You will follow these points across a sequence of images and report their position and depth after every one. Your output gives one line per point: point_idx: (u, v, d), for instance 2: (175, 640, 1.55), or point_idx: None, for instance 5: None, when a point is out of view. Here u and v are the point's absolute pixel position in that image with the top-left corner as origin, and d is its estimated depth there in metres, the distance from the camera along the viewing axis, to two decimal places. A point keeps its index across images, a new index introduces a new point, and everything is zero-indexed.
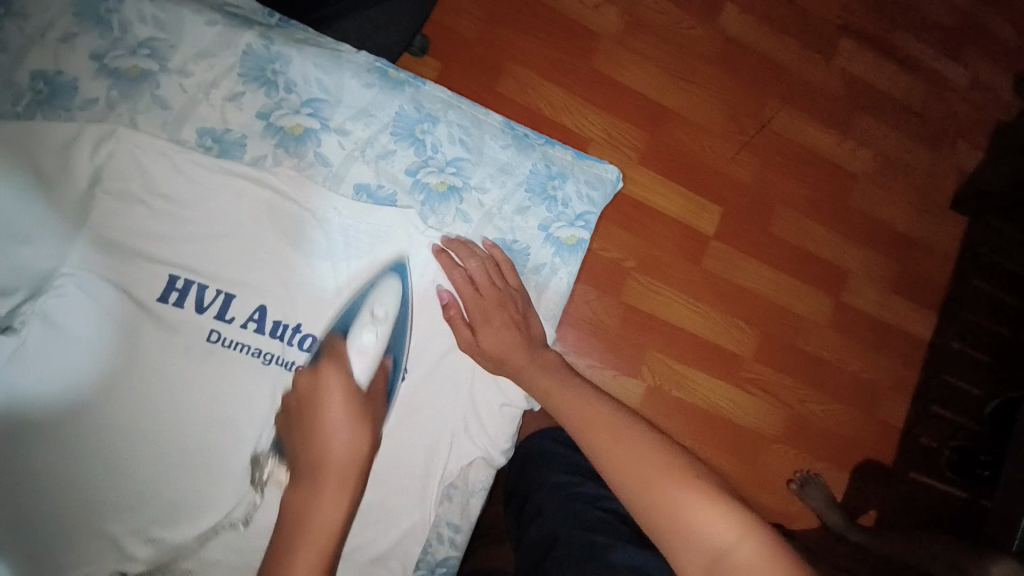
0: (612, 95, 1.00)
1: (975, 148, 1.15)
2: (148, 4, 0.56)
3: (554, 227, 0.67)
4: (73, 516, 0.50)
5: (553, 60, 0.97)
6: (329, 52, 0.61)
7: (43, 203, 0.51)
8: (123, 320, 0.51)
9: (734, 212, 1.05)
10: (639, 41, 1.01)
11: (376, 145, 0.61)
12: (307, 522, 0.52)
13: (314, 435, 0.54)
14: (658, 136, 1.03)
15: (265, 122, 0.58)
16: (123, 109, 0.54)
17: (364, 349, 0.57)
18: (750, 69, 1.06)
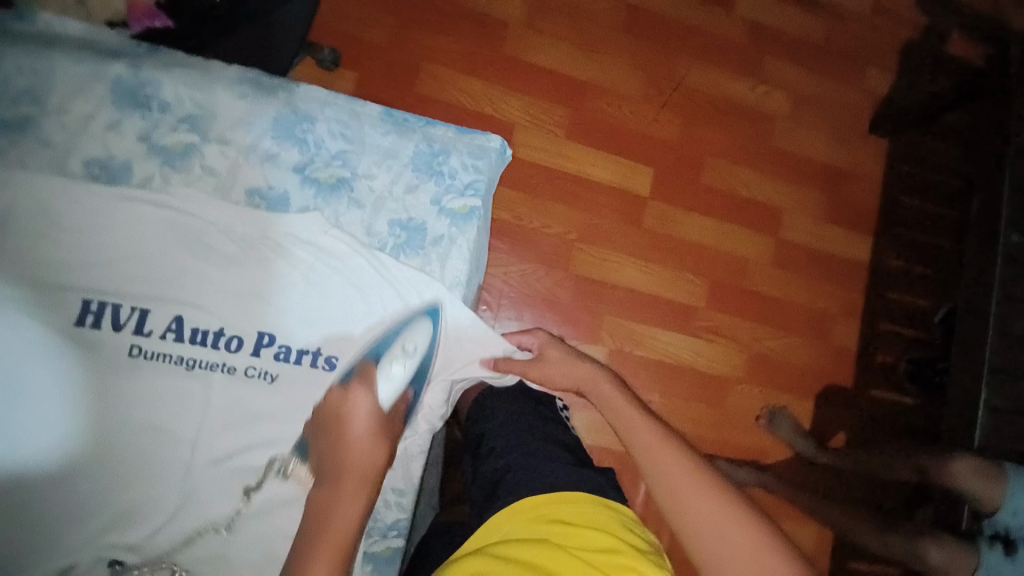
0: (527, 75, 1.23)
1: (883, 73, 1.43)
2: (20, 54, 0.61)
3: (445, 199, 0.72)
4: (48, 520, 0.57)
5: (467, 54, 1.20)
6: (198, 71, 0.66)
7: None
8: (50, 349, 0.57)
9: (663, 169, 1.29)
10: (543, 22, 1.25)
11: (261, 149, 0.67)
12: (330, 518, 0.55)
13: (340, 451, 0.59)
14: (581, 110, 1.26)
15: (149, 145, 0.64)
16: (12, 153, 0.60)
17: (391, 376, 0.63)
18: (656, 30, 1.31)
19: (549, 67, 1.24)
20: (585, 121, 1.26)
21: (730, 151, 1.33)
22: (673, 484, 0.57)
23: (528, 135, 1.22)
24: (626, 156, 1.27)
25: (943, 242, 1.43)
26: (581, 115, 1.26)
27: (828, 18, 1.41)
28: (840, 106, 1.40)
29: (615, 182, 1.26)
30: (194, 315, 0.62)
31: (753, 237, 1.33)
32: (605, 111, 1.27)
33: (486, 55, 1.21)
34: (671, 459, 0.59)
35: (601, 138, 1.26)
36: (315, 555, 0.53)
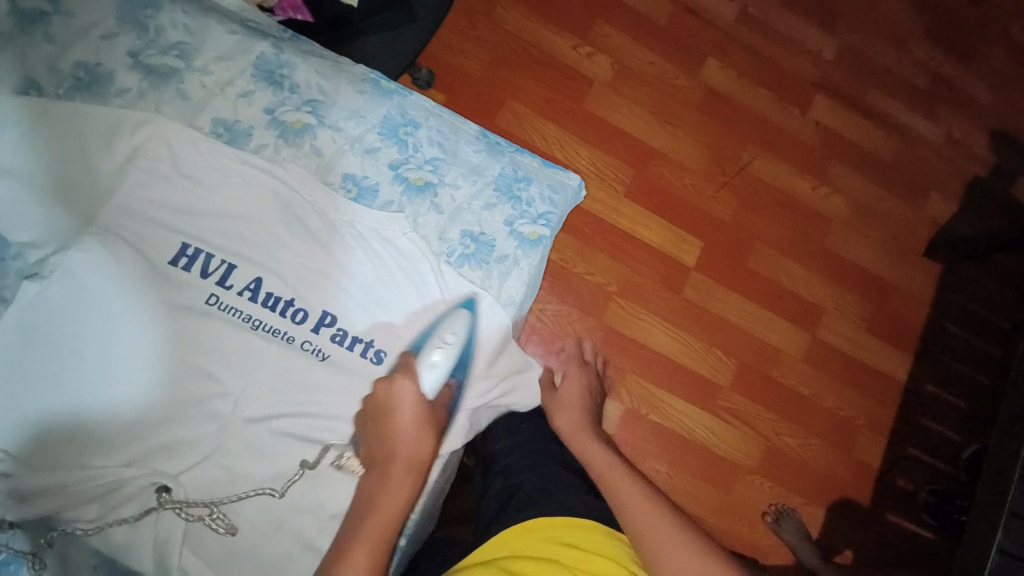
0: (602, 132, 1.29)
1: (945, 200, 1.44)
2: (181, 16, 0.69)
3: (517, 223, 0.76)
4: (87, 438, 0.58)
5: (550, 100, 1.27)
6: (330, 64, 0.73)
7: (88, 170, 0.62)
8: (139, 277, 0.61)
9: (713, 245, 1.32)
10: (627, 87, 1.32)
11: (365, 142, 0.72)
12: (380, 498, 0.58)
13: (392, 442, 0.60)
14: (645, 174, 1.31)
15: (271, 117, 0.69)
16: (151, 97, 0.66)
17: (433, 366, 0.64)
18: (731, 115, 1.37)
19: (624, 128, 1.31)
20: (647, 185, 1.31)
21: (782, 242, 1.35)
22: (650, 536, 0.62)
23: (591, 185, 1.27)
24: (679, 225, 1.31)
25: (983, 377, 1.39)
26: (644, 178, 1.31)
27: (901, 137, 1.45)
28: (898, 221, 1.42)
29: (665, 248, 1.29)
30: (268, 278, 0.65)
31: (790, 329, 1.33)
32: (667, 180, 1.32)
33: (568, 106, 1.28)
34: (648, 511, 0.64)
35: (659, 203, 1.31)
36: (357, 541, 0.56)
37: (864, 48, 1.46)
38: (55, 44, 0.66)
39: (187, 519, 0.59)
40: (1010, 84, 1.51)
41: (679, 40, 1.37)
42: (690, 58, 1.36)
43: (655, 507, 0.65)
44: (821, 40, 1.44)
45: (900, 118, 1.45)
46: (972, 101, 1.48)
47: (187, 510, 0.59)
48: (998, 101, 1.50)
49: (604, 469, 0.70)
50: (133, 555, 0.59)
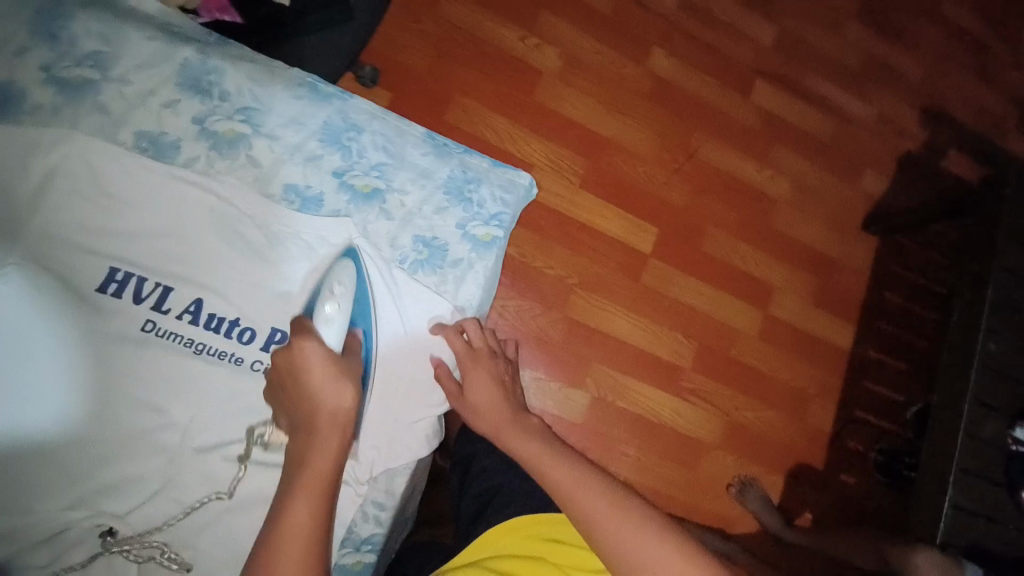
0: (553, 123, 1.29)
1: (881, 175, 1.52)
2: (95, 23, 0.64)
3: (470, 226, 0.75)
4: (23, 485, 0.54)
5: (500, 94, 1.26)
6: (262, 68, 0.69)
7: (0, 195, 0.57)
8: (65, 310, 0.56)
9: (668, 231, 1.35)
10: (576, 78, 1.32)
11: (305, 149, 0.69)
12: (306, 460, 0.51)
13: (307, 400, 0.55)
14: (598, 164, 1.32)
15: (201, 127, 0.65)
16: (67, 113, 0.61)
17: (330, 319, 0.61)
18: (678, 103, 1.39)
19: (575, 118, 1.31)
20: (602, 175, 1.32)
21: (733, 224, 1.39)
22: (594, 519, 0.53)
23: (546, 177, 1.27)
24: (634, 213, 1.33)
25: (921, 340, 1.48)
26: (598, 168, 1.32)
27: (838, 118, 1.51)
28: (839, 199, 1.49)
29: (622, 236, 1.31)
30: (210, 298, 0.62)
31: (745, 309, 1.37)
32: (620, 169, 1.33)
33: (519, 99, 1.27)
34: (585, 489, 0.55)
35: (614, 193, 1.32)
36: (292, 497, 0.49)
37: (801, 32, 1.51)
38: None
39: (135, 561, 0.56)
40: (935, 62, 1.59)
41: (626, 29, 1.37)
42: (637, 47, 1.38)
43: (593, 482, 0.55)
44: (760, 25, 1.48)
45: (836, 99, 1.51)
46: (900, 80, 1.56)
47: (133, 552, 0.56)
48: (924, 79, 1.58)
49: (530, 447, 0.60)
50: None
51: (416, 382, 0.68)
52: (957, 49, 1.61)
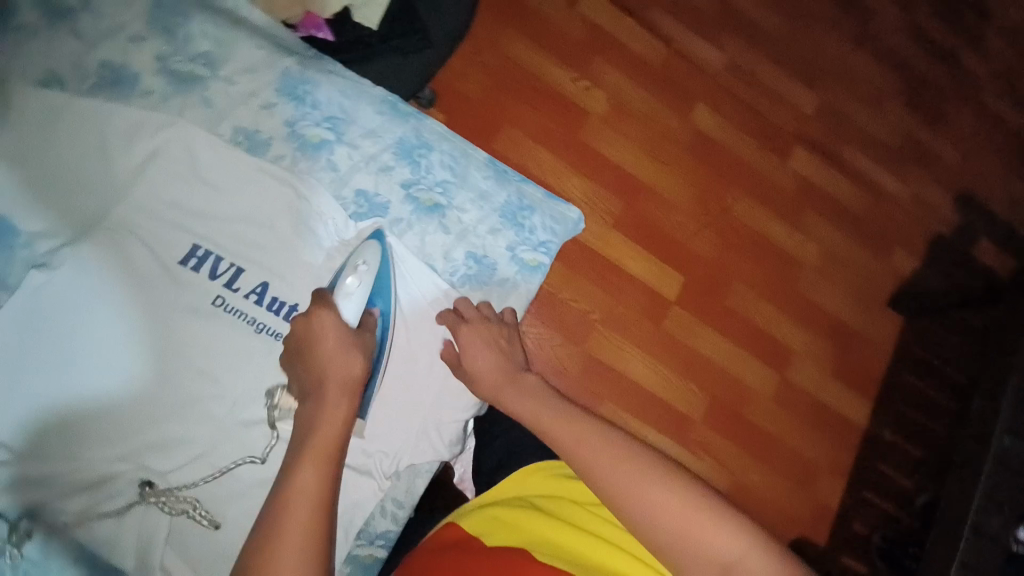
0: (594, 163, 1.35)
1: (909, 256, 1.54)
2: (211, 27, 0.71)
3: (519, 249, 0.79)
4: (79, 431, 0.58)
5: (546, 129, 1.33)
6: (351, 84, 0.75)
7: (104, 165, 0.63)
8: (147, 276, 0.61)
9: (693, 282, 1.38)
10: (620, 122, 1.39)
11: (380, 161, 0.75)
12: (320, 401, 0.55)
13: (321, 361, 0.58)
14: (632, 207, 1.37)
15: (291, 130, 0.71)
16: (174, 102, 0.68)
17: (350, 293, 0.64)
18: (715, 158, 1.44)
19: (615, 160, 1.37)
20: (635, 217, 1.36)
21: (759, 283, 1.42)
22: (593, 466, 0.57)
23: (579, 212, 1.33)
24: (662, 258, 1.36)
25: (937, 427, 1.47)
26: (632, 210, 1.36)
27: (871, 193, 1.54)
28: (866, 274, 1.50)
29: (647, 279, 1.34)
30: (275, 283, 0.66)
31: (761, 368, 1.39)
32: (654, 215, 1.38)
33: (565, 136, 1.34)
34: (585, 441, 0.59)
35: (645, 236, 1.36)
36: (301, 459, 0.51)
37: (842, 107, 1.56)
38: (81, 40, 0.67)
39: (172, 516, 0.59)
40: (973, 152, 1.63)
41: (674, 84, 1.44)
42: (682, 102, 1.44)
43: (592, 434, 0.59)
44: (803, 95, 1.54)
45: (870, 175, 1.55)
46: (937, 164, 1.60)
47: (170, 506, 0.59)
48: (961, 167, 1.61)
49: (527, 407, 0.65)
50: (117, 554, 0.58)
51: (437, 382, 0.72)
52: (996, 143, 1.65)
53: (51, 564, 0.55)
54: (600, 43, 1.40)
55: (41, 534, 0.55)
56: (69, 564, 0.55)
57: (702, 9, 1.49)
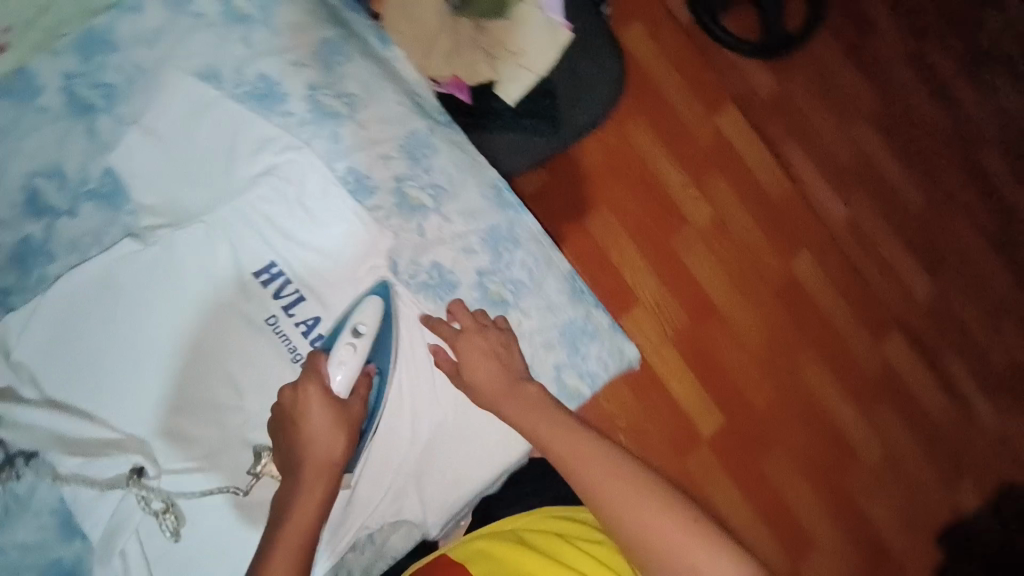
0: (673, 273, 1.32)
1: (979, 493, 1.39)
2: (365, 74, 0.70)
3: (565, 372, 0.74)
4: (108, 397, 0.61)
5: (639, 223, 1.31)
6: (467, 158, 0.72)
7: (225, 170, 0.66)
8: (221, 277, 0.65)
9: (732, 430, 1.30)
10: (715, 242, 1.35)
11: (465, 241, 0.70)
12: (299, 485, 0.58)
13: (308, 446, 0.59)
14: (697, 329, 1.32)
15: (396, 186, 0.69)
16: (308, 129, 0.68)
17: (342, 362, 0.62)
18: (801, 311, 1.37)
19: (697, 276, 1.33)
20: (697, 344, 1.31)
21: (802, 457, 1.33)
22: (596, 489, 0.58)
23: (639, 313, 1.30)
24: (710, 393, 1.30)
25: None
26: (696, 333, 1.32)
27: (957, 405, 1.41)
28: (923, 493, 1.37)
29: (686, 407, 1.29)
30: (325, 319, 0.66)
31: (771, 545, 1.29)
32: (717, 347, 1.32)
33: (656, 238, 1.32)
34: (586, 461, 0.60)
35: (699, 364, 1.31)
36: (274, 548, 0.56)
37: (954, 305, 1.44)
38: (248, 47, 0.67)
39: (146, 512, 0.60)
40: None
41: (783, 223, 1.39)
42: (785, 244, 1.38)
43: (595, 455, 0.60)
44: (921, 281, 1.44)
45: (965, 390, 1.42)
46: None
47: (148, 501, 0.60)
48: None
49: (530, 422, 0.63)
50: (89, 521, 0.60)
51: (420, 443, 0.70)
52: None
53: (34, 503, 0.59)
54: (722, 157, 1.37)
55: (32, 475, 0.59)
56: (49, 509, 0.59)
57: (839, 156, 1.44)
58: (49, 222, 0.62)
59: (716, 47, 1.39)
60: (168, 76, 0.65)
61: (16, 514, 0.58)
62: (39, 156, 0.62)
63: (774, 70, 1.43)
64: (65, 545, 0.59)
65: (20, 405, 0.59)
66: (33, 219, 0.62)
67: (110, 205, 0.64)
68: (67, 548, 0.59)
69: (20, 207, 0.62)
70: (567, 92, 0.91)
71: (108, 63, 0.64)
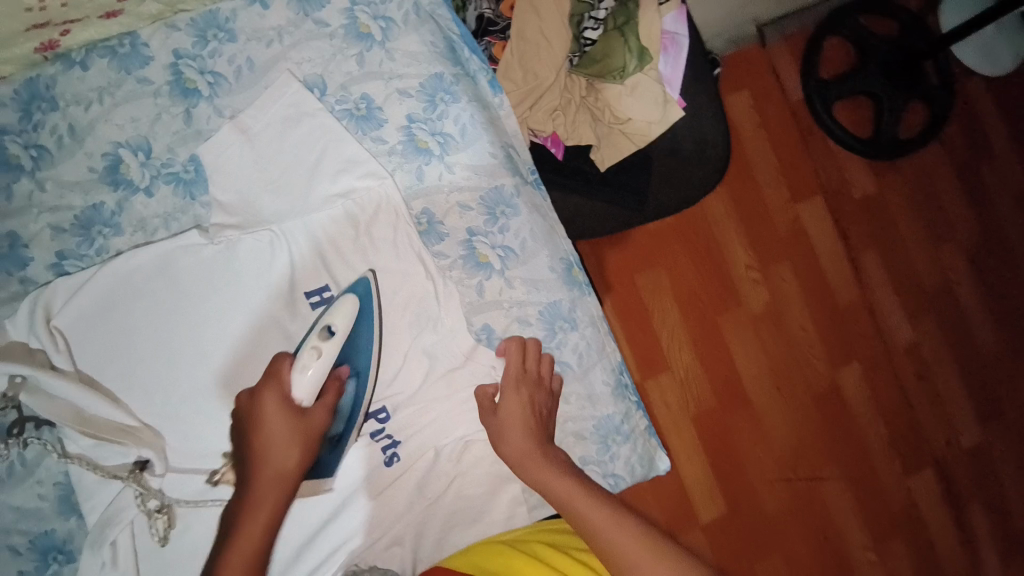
0: (715, 353, 1.28)
1: None
2: (468, 116, 0.67)
3: (589, 466, 0.70)
4: (133, 383, 0.61)
5: (693, 295, 1.27)
6: (546, 227, 0.69)
7: (305, 183, 0.65)
8: (273, 289, 0.64)
9: (737, 525, 1.27)
10: (766, 333, 1.30)
11: (522, 310, 0.67)
12: (249, 498, 0.53)
13: (259, 454, 0.53)
14: (724, 414, 1.28)
15: (467, 238, 0.66)
16: (395, 160, 0.67)
17: (306, 368, 0.55)
18: (834, 421, 1.33)
19: (738, 362, 1.29)
20: (717, 430, 1.27)
21: (800, 568, 1.29)
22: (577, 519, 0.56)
23: (668, 385, 1.26)
24: (722, 481, 1.27)
25: None
26: (720, 419, 1.28)
27: (969, 556, 1.38)
28: None
29: (693, 489, 1.25)
30: None
31: None
32: (742, 438, 1.28)
33: (705, 316, 1.28)
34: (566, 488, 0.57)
35: (719, 451, 1.27)
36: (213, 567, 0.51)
37: (994, 456, 1.40)
38: (360, 64, 0.66)
39: (140, 510, 0.60)
40: None
41: (842, 330, 1.34)
42: (840, 354, 1.34)
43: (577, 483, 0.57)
44: (967, 425, 1.40)
45: (981, 547, 1.38)
46: None
47: (144, 500, 0.60)
48: None
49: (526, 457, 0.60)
50: (89, 505, 0.60)
51: (423, 499, 0.65)
52: None
53: (39, 471, 0.60)
54: (796, 247, 1.32)
55: (37, 447, 0.60)
56: (52, 481, 0.60)
57: (920, 279, 1.38)
58: (123, 195, 0.62)
59: (821, 135, 1.33)
60: (276, 77, 0.64)
61: (19, 478, 0.59)
62: (129, 127, 0.62)
63: (875, 173, 1.36)
64: (61, 519, 0.60)
65: (50, 373, 0.58)
66: (110, 187, 0.62)
67: (186, 192, 0.63)
68: (61, 523, 0.60)
69: (99, 173, 0.61)
70: (662, 170, 0.87)
71: (222, 51, 0.63)
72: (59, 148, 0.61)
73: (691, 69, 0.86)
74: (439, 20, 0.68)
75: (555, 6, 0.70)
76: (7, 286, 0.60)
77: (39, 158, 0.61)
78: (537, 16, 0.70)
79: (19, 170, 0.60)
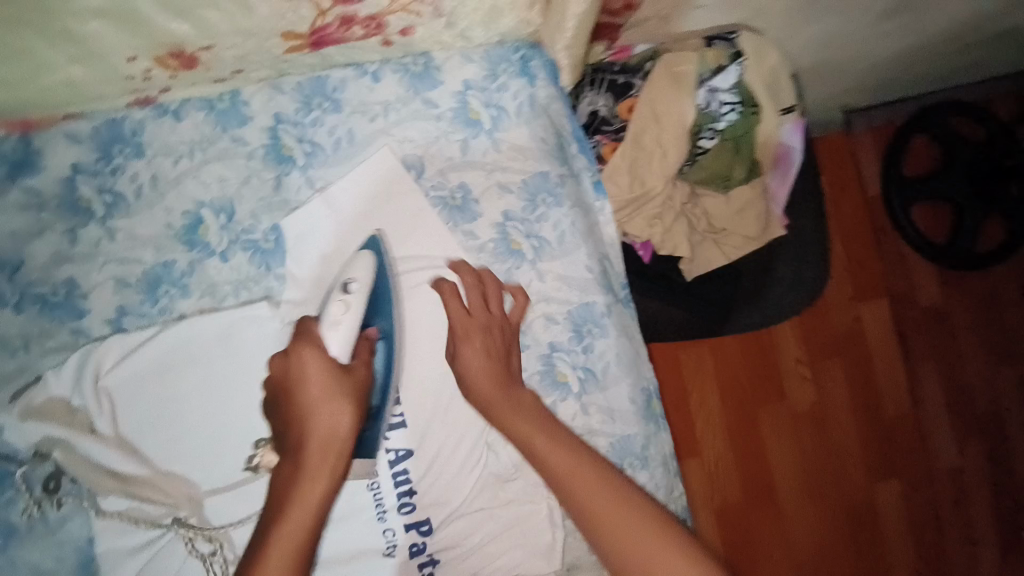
0: (749, 448, 1.19)
1: None
2: (569, 223, 0.62)
3: None
4: (176, 456, 0.57)
5: (735, 383, 1.19)
6: (631, 354, 0.63)
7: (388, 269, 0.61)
8: None
9: None
10: (805, 436, 1.22)
11: (592, 440, 0.61)
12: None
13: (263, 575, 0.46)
14: (750, 514, 1.18)
15: (549, 352, 0.62)
16: (485, 258, 0.62)
17: (337, 323, 0.54)
18: (865, 539, 1.23)
19: (773, 463, 1.20)
20: (739, 531, 1.18)
21: None
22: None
23: (697, 477, 1.17)
24: None
25: None
26: (745, 519, 1.18)
27: None
28: None
29: None
30: (416, 462, 0.61)
31: None
32: (764, 543, 1.19)
33: (745, 407, 1.19)
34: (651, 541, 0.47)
35: (738, 555, 1.17)
36: None
37: None
38: (461, 151, 0.62)
39: (191, 554, 0.57)
40: None
41: (884, 444, 1.24)
42: (880, 468, 1.24)
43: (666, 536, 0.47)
44: None
45: None
46: None
47: (195, 543, 0.57)
48: None
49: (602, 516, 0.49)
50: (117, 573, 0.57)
51: None
52: None
53: (62, 532, 0.56)
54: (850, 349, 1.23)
55: (71, 504, 0.57)
56: (72, 546, 0.56)
57: (977, 403, 1.28)
58: (197, 257, 0.58)
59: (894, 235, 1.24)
60: (375, 151, 0.60)
61: (38, 536, 0.56)
62: (216, 187, 0.58)
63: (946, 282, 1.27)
64: None
65: (87, 435, 0.56)
66: (183, 247, 0.58)
67: (262, 262, 0.59)
68: None
69: (176, 231, 0.58)
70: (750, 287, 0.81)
71: (324, 121, 0.60)
72: (136, 200, 0.57)
73: (801, 186, 0.80)
74: (553, 114, 0.63)
75: (680, 122, 0.69)
76: (59, 334, 0.57)
77: (112, 205, 0.57)
78: (657, 125, 0.69)
79: (89, 214, 0.57)
